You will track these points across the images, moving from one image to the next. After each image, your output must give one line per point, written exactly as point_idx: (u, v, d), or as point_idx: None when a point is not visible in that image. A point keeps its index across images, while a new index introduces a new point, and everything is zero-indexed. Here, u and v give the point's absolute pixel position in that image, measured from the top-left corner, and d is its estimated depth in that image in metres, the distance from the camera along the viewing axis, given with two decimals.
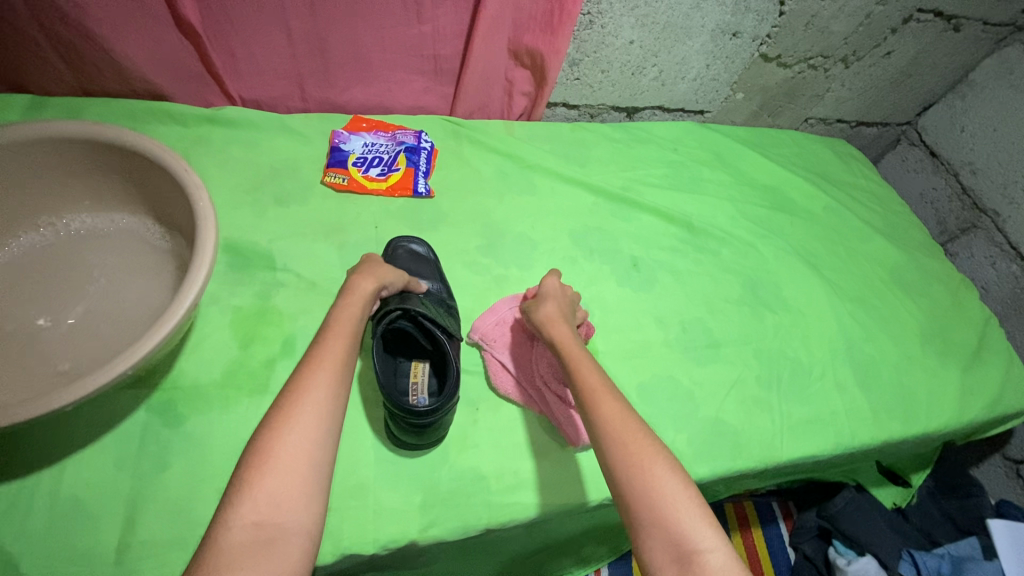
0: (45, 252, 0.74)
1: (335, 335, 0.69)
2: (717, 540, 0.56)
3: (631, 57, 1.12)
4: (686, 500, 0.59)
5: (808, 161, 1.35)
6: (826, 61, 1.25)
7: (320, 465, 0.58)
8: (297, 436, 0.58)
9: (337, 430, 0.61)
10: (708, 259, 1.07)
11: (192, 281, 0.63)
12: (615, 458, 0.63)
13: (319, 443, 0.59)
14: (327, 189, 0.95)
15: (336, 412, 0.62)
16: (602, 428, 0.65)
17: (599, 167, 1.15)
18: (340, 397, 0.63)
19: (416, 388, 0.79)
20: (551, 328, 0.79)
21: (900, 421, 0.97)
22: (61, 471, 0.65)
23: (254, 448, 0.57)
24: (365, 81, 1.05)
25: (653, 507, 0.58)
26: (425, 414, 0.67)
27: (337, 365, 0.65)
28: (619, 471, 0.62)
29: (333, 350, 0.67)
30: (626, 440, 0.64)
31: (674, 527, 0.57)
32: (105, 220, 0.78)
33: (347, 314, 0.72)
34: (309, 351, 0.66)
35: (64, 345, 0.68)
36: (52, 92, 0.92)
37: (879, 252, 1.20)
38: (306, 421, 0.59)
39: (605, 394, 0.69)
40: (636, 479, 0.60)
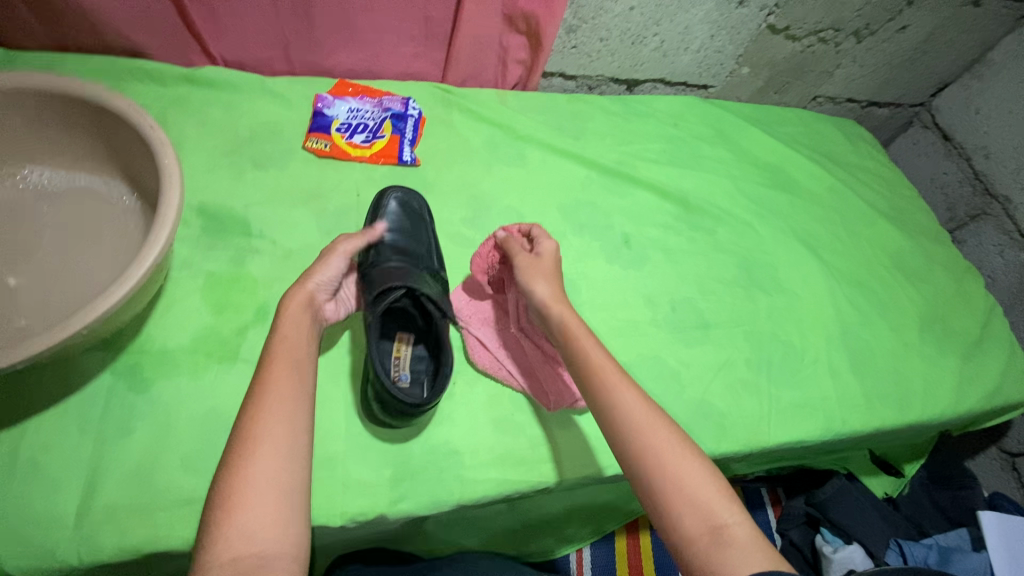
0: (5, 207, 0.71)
1: (278, 361, 0.65)
2: (740, 513, 0.57)
3: (631, 25, 1.07)
4: (705, 476, 0.60)
5: (815, 140, 1.30)
6: (837, 35, 1.19)
7: (290, 488, 0.58)
8: (262, 469, 0.57)
9: (304, 454, 0.61)
10: (703, 238, 1.03)
11: (154, 240, 0.61)
12: (633, 441, 0.63)
13: (287, 471, 0.58)
14: (309, 154, 0.92)
15: (299, 437, 0.61)
16: (617, 412, 0.65)
17: (594, 139, 1.11)
18: (300, 422, 0.62)
19: (399, 364, 0.78)
20: (534, 287, 0.76)
21: (895, 410, 0.94)
22: (21, 433, 0.63)
23: (221, 485, 0.57)
24: (352, 45, 1.02)
25: (670, 483, 0.59)
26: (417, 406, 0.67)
27: (291, 391, 0.63)
28: (638, 453, 0.62)
29: (281, 375, 0.64)
30: (634, 419, 0.65)
31: (698, 501, 0.58)
32: (66, 176, 0.75)
33: (297, 323, 0.69)
34: (257, 381, 0.64)
35: (25, 306, 0.66)
36: (25, 46, 0.89)
37: (883, 236, 1.16)
38: (269, 454, 0.58)
39: (615, 376, 0.68)
40: (658, 458, 0.61)
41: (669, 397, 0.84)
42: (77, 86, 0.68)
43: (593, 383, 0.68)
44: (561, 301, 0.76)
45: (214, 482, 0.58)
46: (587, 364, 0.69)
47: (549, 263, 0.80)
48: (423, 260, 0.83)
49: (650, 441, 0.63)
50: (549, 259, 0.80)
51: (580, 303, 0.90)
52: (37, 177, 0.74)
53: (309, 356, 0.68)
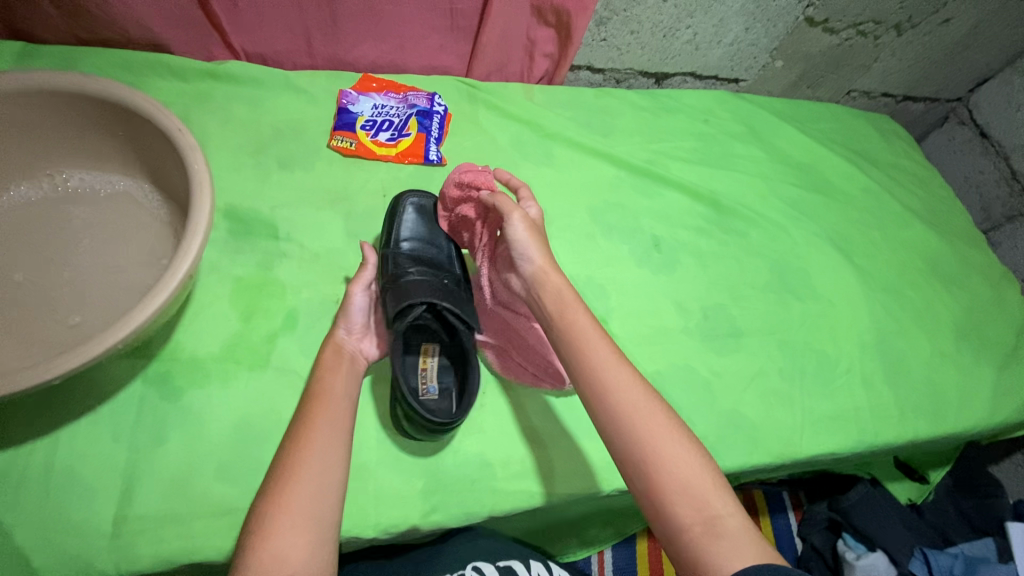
0: (40, 209, 0.71)
1: (321, 399, 0.66)
2: (734, 506, 0.56)
3: (664, 17, 1.03)
4: (700, 467, 0.58)
5: (848, 137, 1.26)
6: (878, 28, 1.14)
7: (325, 512, 0.59)
8: (300, 503, 0.58)
9: (340, 490, 0.61)
10: (734, 242, 1.01)
11: (186, 251, 0.60)
12: (627, 429, 0.61)
13: (323, 506, 0.59)
14: (334, 153, 0.90)
15: (338, 473, 0.62)
16: (612, 399, 0.62)
17: (622, 137, 1.08)
18: (339, 458, 0.63)
19: (426, 376, 0.78)
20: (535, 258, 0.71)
21: (928, 421, 0.92)
22: (55, 441, 0.63)
23: (258, 518, 0.57)
24: (377, 38, 0.99)
25: (662, 473, 0.58)
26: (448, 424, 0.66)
27: (333, 427, 0.64)
28: (633, 444, 0.60)
29: (324, 411, 0.65)
30: (622, 402, 0.62)
31: (691, 492, 0.56)
32: (102, 179, 0.74)
33: (338, 366, 0.69)
34: (300, 417, 0.65)
35: (58, 313, 0.66)
36: (45, 39, 0.87)
37: (918, 239, 1.13)
38: (308, 489, 0.59)
39: (610, 359, 0.64)
40: (652, 449, 0.59)
41: (699, 407, 0.83)
42: (109, 86, 0.67)
43: (587, 366, 0.64)
44: (555, 269, 0.71)
45: (252, 515, 0.58)
46: (585, 348, 0.65)
47: (539, 230, 0.75)
48: (447, 268, 0.83)
49: (645, 431, 0.60)
50: (537, 227, 0.75)
51: (609, 309, 0.88)
52: (75, 180, 0.73)
53: (351, 395, 0.68)
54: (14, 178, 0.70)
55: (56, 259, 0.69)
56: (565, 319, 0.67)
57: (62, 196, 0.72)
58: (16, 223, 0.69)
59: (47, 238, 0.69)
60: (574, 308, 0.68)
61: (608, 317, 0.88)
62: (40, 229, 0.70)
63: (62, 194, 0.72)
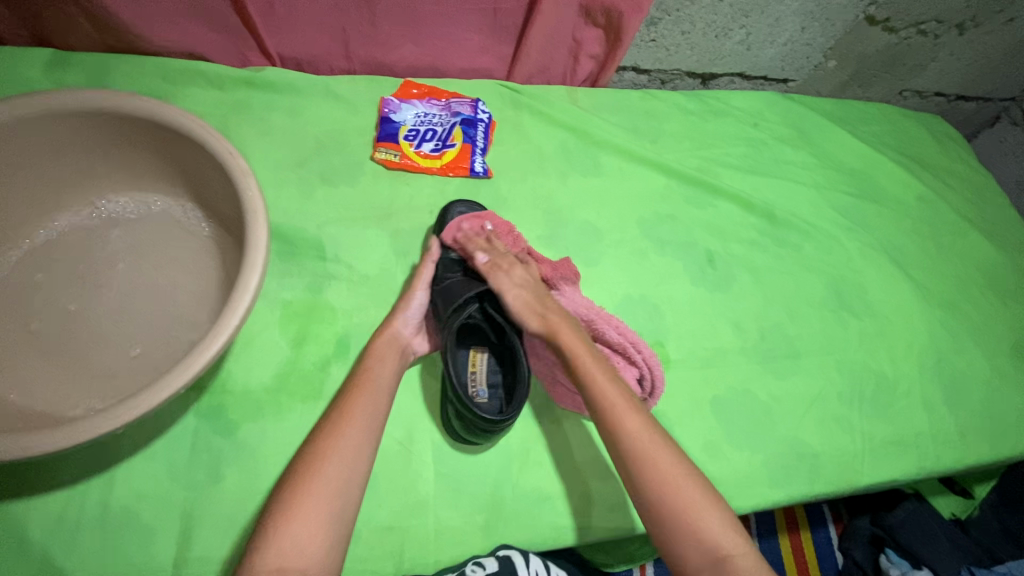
0: (91, 234, 0.71)
1: (363, 386, 0.66)
2: (744, 542, 0.61)
3: (717, 17, 0.96)
4: (712, 511, 0.62)
5: (900, 141, 1.20)
6: (939, 27, 1.08)
7: (346, 503, 0.59)
8: (324, 491, 0.58)
9: (362, 484, 0.61)
10: (789, 255, 0.97)
11: (245, 286, 0.58)
12: (643, 476, 0.63)
13: (344, 500, 0.58)
14: (378, 166, 0.87)
15: (364, 468, 0.61)
16: (630, 448, 0.64)
17: (671, 143, 1.03)
18: (368, 452, 0.62)
19: (475, 378, 0.74)
20: (528, 321, 0.70)
21: (988, 444, 0.90)
22: (112, 480, 0.61)
23: (281, 497, 0.57)
24: (416, 39, 0.91)
25: (684, 518, 0.61)
26: (499, 419, 0.63)
27: (368, 419, 0.64)
28: (649, 490, 0.63)
29: (363, 399, 0.65)
30: (644, 449, 0.64)
31: (703, 535, 0.60)
32: (141, 203, 0.74)
33: (386, 354, 0.70)
34: (339, 402, 0.65)
35: (113, 343, 0.66)
36: (75, 47, 0.83)
37: (975, 250, 1.08)
38: (333, 477, 0.59)
39: (627, 410, 0.66)
40: (668, 496, 0.62)
41: (757, 434, 0.81)
42: (157, 107, 0.65)
43: (604, 416, 0.66)
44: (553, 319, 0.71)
45: (277, 492, 0.58)
46: (602, 402, 0.65)
47: (533, 289, 0.73)
48: None
49: (659, 479, 0.63)
50: (530, 284, 0.74)
51: (663, 330, 0.86)
52: (115, 205, 0.73)
53: (392, 384, 0.68)
54: (64, 202, 0.70)
55: (110, 286, 0.69)
56: (581, 369, 0.67)
57: (111, 218, 0.72)
58: (68, 249, 0.69)
59: (100, 265, 0.69)
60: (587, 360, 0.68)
61: (663, 339, 0.85)
62: (92, 256, 0.69)
63: (112, 217, 0.72)
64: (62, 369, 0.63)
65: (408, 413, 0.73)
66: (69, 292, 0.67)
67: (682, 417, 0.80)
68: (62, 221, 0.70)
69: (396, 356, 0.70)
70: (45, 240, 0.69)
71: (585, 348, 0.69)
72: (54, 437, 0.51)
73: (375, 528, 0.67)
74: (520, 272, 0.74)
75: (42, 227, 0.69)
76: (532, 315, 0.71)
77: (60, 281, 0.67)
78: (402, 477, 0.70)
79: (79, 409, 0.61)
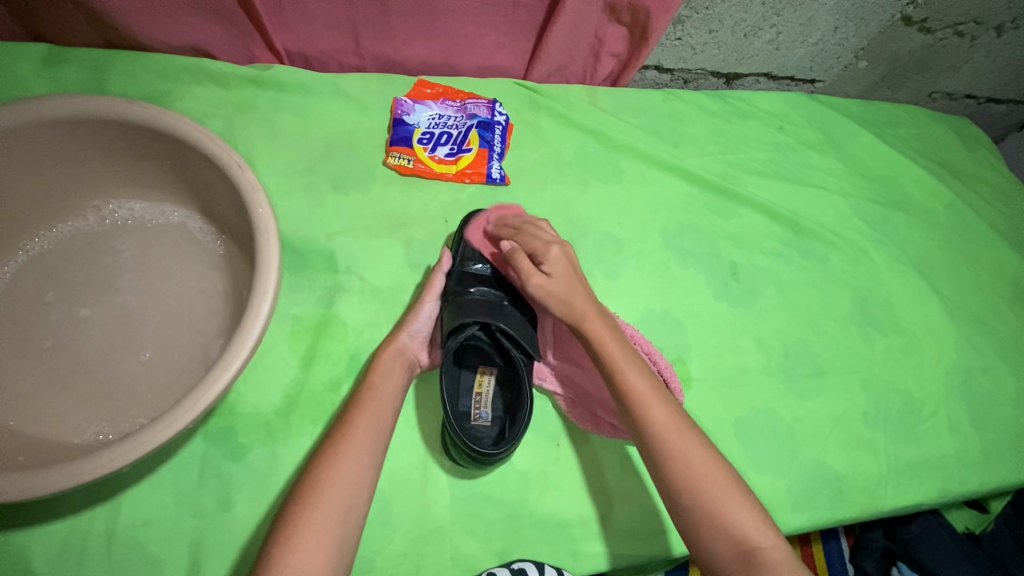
0: (89, 244, 0.67)
1: (364, 408, 0.62)
2: (774, 536, 0.57)
3: (748, 15, 0.90)
4: (742, 504, 0.58)
5: (929, 145, 1.16)
6: (977, 28, 1.03)
7: (350, 529, 0.55)
8: (324, 521, 0.54)
9: (364, 513, 0.57)
10: (814, 267, 0.94)
11: (256, 312, 0.55)
12: (669, 464, 0.60)
13: (345, 531, 0.55)
14: (391, 172, 0.83)
15: (366, 495, 0.58)
16: (656, 435, 0.61)
17: (694, 147, 0.99)
18: (370, 478, 0.59)
19: (479, 401, 0.68)
20: (557, 311, 0.66)
21: (1015, 467, 0.87)
22: (116, 508, 0.61)
23: (280, 527, 0.54)
24: (429, 34, 0.85)
25: (709, 507, 0.58)
26: (492, 453, 0.60)
27: (371, 442, 0.60)
28: (677, 479, 0.59)
29: (365, 420, 0.61)
30: (670, 436, 0.61)
31: (733, 527, 0.57)
32: (154, 211, 0.70)
33: (387, 374, 0.66)
34: (340, 424, 0.61)
35: (113, 365, 0.63)
36: (73, 43, 0.79)
37: (1005, 262, 1.05)
38: (334, 505, 0.55)
39: (653, 396, 0.62)
40: (696, 486, 0.59)
41: (779, 457, 0.79)
42: (164, 116, 0.62)
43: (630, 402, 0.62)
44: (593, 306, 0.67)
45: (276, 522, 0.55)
46: (626, 390, 0.62)
47: (564, 278, 0.67)
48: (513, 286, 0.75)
49: (689, 469, 0.59)
50: (563, 271, 0.67)
51: (686, 347, 0.83)
52: (125, 212, 0.69)
53: (395, 404, 0.65)
54: (61, 209, 0.67)
55: (112, 299, 0.65)
56: (610, 358, 0.64)
57: (112, 227, 0.69)
58: (67, 259, 0.66)
59: (101, 278, 0.66)
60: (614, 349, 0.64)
61: (686, 356, 0.83)
62: (92, 267, 0.66)
63: (113, 226, 0.69)
64: (60, 391, 0.60)
65: (423, 435, 0.71)
66: (67, 304, 0.64)
67: (703, 438, 0.78)
68: (64, 228, 0.67)
69: (401, 375, 0.66)
70: (46, 246, 0.66)
71: (612, 337, 0.65)
72: (56, 476, 0.49)
73: (388, 556, 0.65)
74: (553, 253, 0.68)
75: (39, 235, 0.66)
76: (563, 303, 0.66)
77: (58, 293, 0.64)
78: (418, 501, 0.68)
79: (81, 435, 0.58)
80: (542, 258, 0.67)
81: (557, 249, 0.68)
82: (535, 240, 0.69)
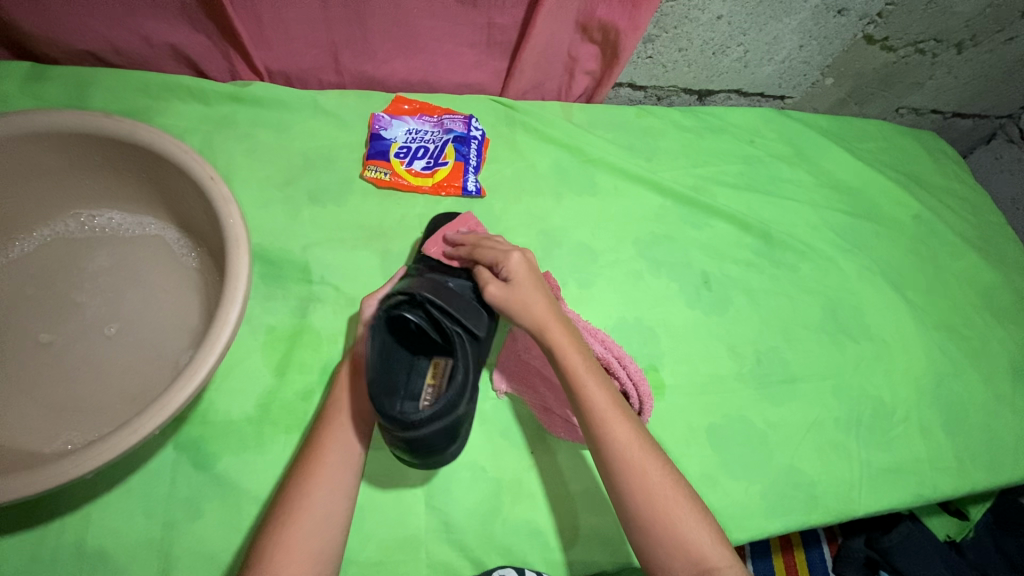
0: (70, 252, 0.68)
1: (336, 423, 0.63)
2: (730, 556, 0.58)
3: (715, 35, 0.94)
4: (700, 526, 0.59)
5: (897, 158, 1.19)
6: (938, 46, 1.06)
7: (332, 535, 0.56)
8: (302, 529, 0.55)
9: (344, 528, 0.58)
10: (785, 276, 0.96)
11: (225, 319, 0.56)
12: (628, 483, 0.60)
13: (325, 537, 0.56)
14: (368, 185, 0.85)
15: (344, 510, 0.58)
16: (616, 454, 0.61)
17: (667, 161, 1.01)
18: (347, 493, 0.59)
19: (432, 390, 0.67)
20: (520, 320, 0.64)
21: (985, 470, 0.88)
22: (84, 518, 0.60)
23: (257, 548, 0.54)
24: (407, 53, 0.87)
25: (662, 525, 0.58)
26: (417, 422, 0.53)
27: (343, 455, 0.61)
28: (632, 498, 0.60)
29: (338, 429, 0.62)
30: (631, 453, 0.61)
31: (685, 546, 0.58)
32: (132, 222, 0.71)
33: (350, 383, 0.66)
34: (314, 441, 0.62)
35: (83, 373, 0.63)
36: (56, 60, 0.82)
37: (972, 270, 1.07)
38: (312, 515, 0.56)
39: (617, 415, 0.62)
40: (653, 507, 0.59)
41: (752, 463, 0.80)
42: (137, 130, 0.63)
43: (590, 421, 0.62)
44: (560, 320, 0.65)
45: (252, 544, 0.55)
46: (590, 407, 0.61)
47: (524, 283, 0.65)
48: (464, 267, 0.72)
49: (647, 491, 0.60)
50: (525, 276, 0.66)
51: (660, 354, 0.84)
52: (104, 219, 0.71)
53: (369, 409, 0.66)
54: (40, 215, 0.68)
55: (87, 308, 0.66)
56: (572, 373, 0.62)
57: (95, 238, 0.70)
58: (44, 266, 0.67)
59: (76, 288, 0.67)
60: (577, 361, 0.63)
61: (659, 364, 0.84)
62: (67, 276, 0.67)
63: (90, 233, 0.70)
64: (31, 400, 0.60)
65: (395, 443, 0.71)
66: (37, 321, 0.64)
67: (676, 445, 0.79)
68: (46, 234, 0.68)
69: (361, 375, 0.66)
70: (26, 252, 0.67)
71: (576, 349, 0.64)
72: (18, 483, 0.49)
73: (361, 565, 0.65)
74: (514, 263, 0.66)
75: (19, 243, 0.67)
76: (519, 315, 0.64)
77: (32, 305, 0.65)
78: (391, 510, 0.68)
79: (50, 445, 0.59)
80: (503, 266, 0.67)
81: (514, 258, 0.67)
82: (493, 251, 0.69)
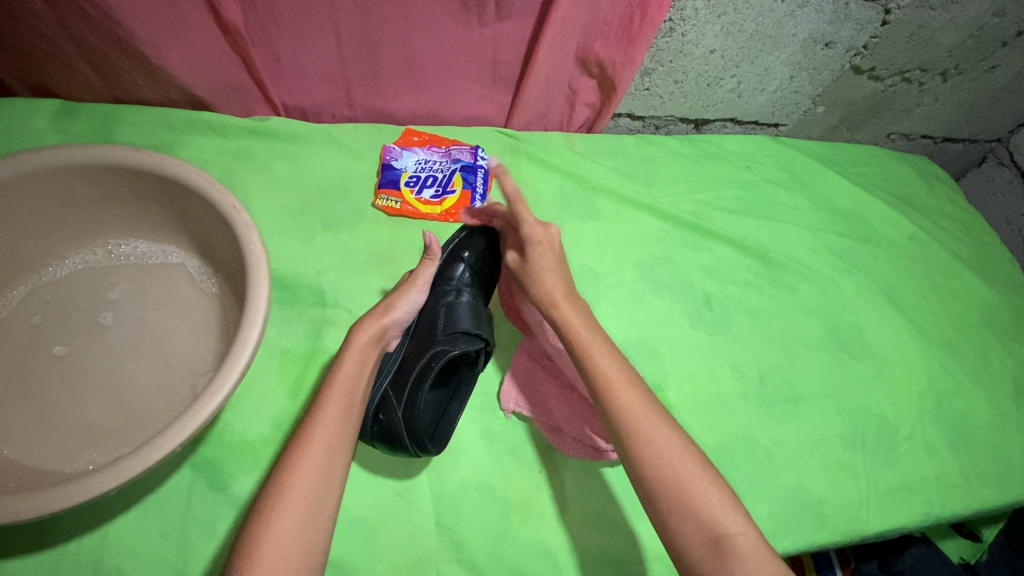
0: (98, 276, 0.72)
1: (329, 404, 0.61)
2: (743, 522, 0.58)
3: (709, 67, 0.98)
4: (713, 488, 0.60)
5: (891, 181, 1.23)
6: (924, 75, 1.11)
7: (322, 520, 0.55)
8: (293, 514, 0.54)
9: (333, 514, 0.57)
10: (785, 296, 0.98)
11: (245, 341, 0.58)
12: (632, 441, 0.63)
13: (315, 524, 0.55)
14: (379, 212, 0.89)
15: (333, 494, 0.57)
16: (623, 416, 0.64)
17: (666, 187, 1.05)
18: (336, 479, 0.58)
19: None
20: (536, 290, 0.73)
21: (994, 488, 0.88)
22: (101, 538, 0.62)
23: (247, 532, 0.53)
24: (417, 89, 0.92)
25: (679, 494, 0.59)
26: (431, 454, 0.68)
27: (336, 441, 0.59)
28: (647, 470, 0.61)
29: (333, 410, 0.60)
30: (639, 421, 0.63)
31: (700, 509, 0.58)
32: (157, 251, 0.75)
33: (356, 359, 0.65)
34: (307, 421, 0.60)
35: (102, 395, 0.65)
36: (86, 99, 0.87)
37: (971, 290, 1.09)
38: (302, 498, 0.55)
39: (620, 377, 0.66)
40: (664, 468, 0.61)
41: (759, 481, 0.81)
42: (165, 162, 0.67)
43: (598, 388, 0.66)
44: (571, 299, 0.72)
45: (240, 528, 0.54)
46: (597, 369, 0.66)
47: (547, 257, 0.74)
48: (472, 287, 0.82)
49: (661, 459, 0.61)
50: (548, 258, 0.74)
51: (664, 374, 0.86)
52: (129, 249, 0.74)
53: (363, 389, 0.65)
54: (71, 246, 0.72)
55: (113, 334, 0.69)
56: (581, 344, 0.68)
57: (124, 264, 0.73)
58: (70, 292, 0.70)
59: (102, 314, 0.69)
60: (587, 336, 0.69)
61: (664, 384, 0.85)
62: (92, 304, 0.70)
63: (118, 262, 0.73)
64: (56, 422, 0.62)
65: (406, 460, 0.73)
66: (64, 345, 0.67)
67: None
68: (78, 260, 0.72)
69: (371, 362, 0.67)
70: (55, 277, 0.70)
71: (582, 321, 0.70)
72: (44, 498, 0.50)
73: None
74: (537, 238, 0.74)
75: (52, 267, 0.71)
76: (537, 288, 0.73)
77: (56, 331, 0.67)
78: (402, 530, 0.69)
79: (75, 464, 0.60)
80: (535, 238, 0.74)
81: (542, 232, 0.74)
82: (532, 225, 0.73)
